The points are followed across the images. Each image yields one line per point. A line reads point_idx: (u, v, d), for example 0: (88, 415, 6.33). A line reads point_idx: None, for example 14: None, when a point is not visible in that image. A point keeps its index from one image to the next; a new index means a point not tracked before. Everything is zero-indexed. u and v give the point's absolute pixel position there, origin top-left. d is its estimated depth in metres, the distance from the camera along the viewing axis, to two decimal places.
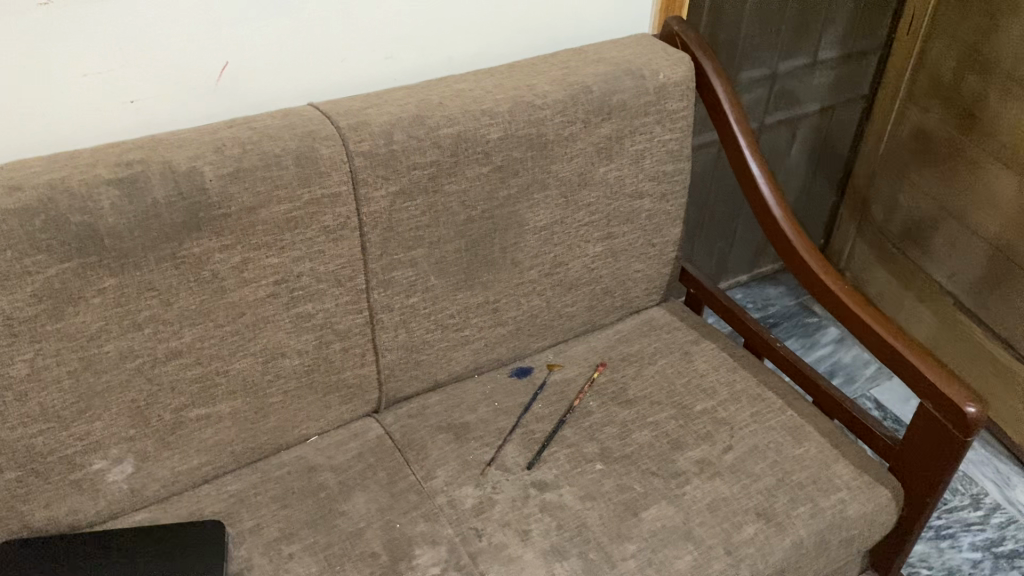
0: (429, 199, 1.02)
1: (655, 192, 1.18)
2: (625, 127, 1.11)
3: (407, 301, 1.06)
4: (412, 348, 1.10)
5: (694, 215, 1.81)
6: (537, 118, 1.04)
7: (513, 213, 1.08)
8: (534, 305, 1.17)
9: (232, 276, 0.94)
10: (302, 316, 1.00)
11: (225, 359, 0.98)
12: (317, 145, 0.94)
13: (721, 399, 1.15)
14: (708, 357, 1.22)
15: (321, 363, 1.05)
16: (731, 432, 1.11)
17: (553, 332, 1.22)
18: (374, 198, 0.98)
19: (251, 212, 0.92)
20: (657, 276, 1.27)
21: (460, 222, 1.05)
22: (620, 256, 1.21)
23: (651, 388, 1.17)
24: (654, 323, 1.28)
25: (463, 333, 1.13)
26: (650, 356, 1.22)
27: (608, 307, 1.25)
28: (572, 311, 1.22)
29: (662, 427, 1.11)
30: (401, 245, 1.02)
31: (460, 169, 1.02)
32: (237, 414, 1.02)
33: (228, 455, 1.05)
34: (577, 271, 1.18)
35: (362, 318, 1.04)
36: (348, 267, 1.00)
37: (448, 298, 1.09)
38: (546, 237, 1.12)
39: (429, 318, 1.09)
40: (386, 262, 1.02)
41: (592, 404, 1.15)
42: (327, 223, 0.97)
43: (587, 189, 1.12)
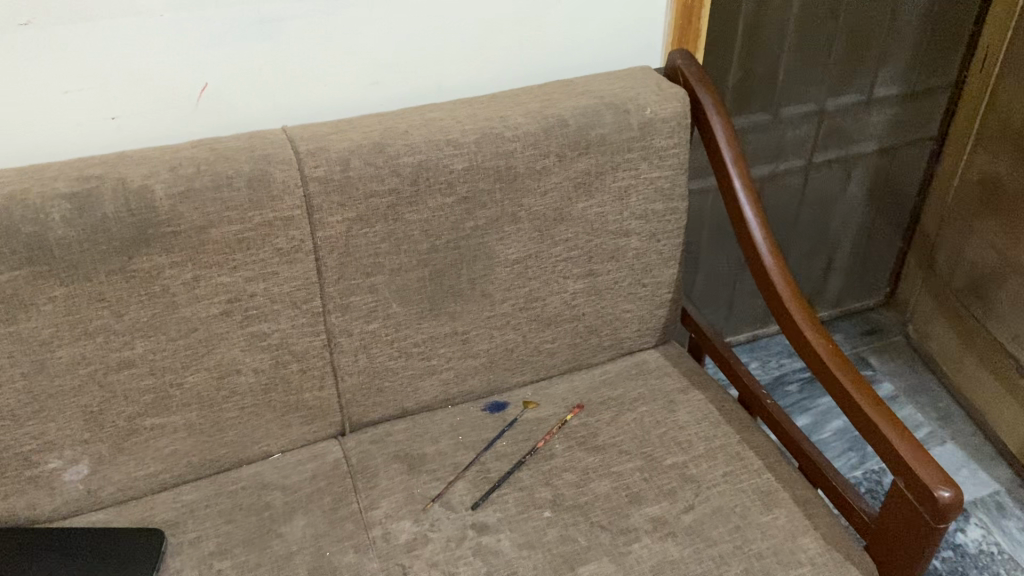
0: (388, 226, 1.01)
1: (643, 231, 1.14)
2: (605, 162, 1.07)
3: (367, 327, 1.06)
4: (374, 374, 1.09)
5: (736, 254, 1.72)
6: (505, 150, 1.02)
7: (482, 245, 1.06)
8: (508, 339, 1.14)
9: (183, 291, 0.96)
10: (257, 335, 1.01)
11: (179, 372, 1.00)
12: (272, 169, 0.95)
13: (695, 454, 1.09)
14: (693, 407, 1.15)
15: (279, 383, 1.05)
16: (696, 491, 1.04)
17: (533, 368, 1.19)
18: (329, 223, 0.98)
19: (201, 231, 0.94)
20: (650, 317, 1.22)
21: (422, 251, 1.03)
22: (604, 295, 1.16)
23: (623, 436, 1.12)
24: (644, 367, 1.22)
25: (430, 362, 1.11)
26: (630, 402, 1.17)
27: (594, 347, 1.21)
28: (553, 348, 1.18)
29: (625, 477, 1.06)
30: (359, 271, 1.02)
31: (421, 199, 1.01)
32: (192, 426, 1.04)
33: (185, 465, 1.07)
34: (556, 308, 1.14)
35: (320, 340, 1.04)
36: (303, 290, 1.01)
37: (412, 326, 1.08)
38: (519, 270, 1.09)
39: (392, 345, 1.08)
40: (343, 288, 1.02)
41: (558, 446, 1.10)
42: (280, 245, 0.97)
43: (564, 224, 1.09)
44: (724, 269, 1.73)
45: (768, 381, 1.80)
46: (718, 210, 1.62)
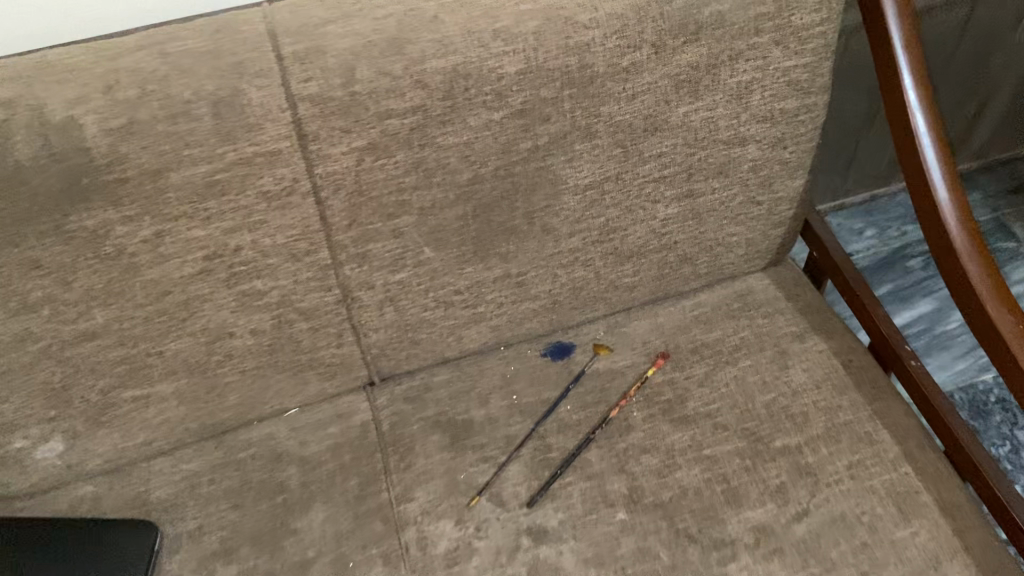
0: (414, 154, 0.73)
1: (765, 138, 0.83)
2: (719, 51, 0.75)
3: (393, 277, 0.81)
4: (405, 327, 0.86)
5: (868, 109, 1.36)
6: (579, 42, 0.71)
7: (543, 169, 0.78)
8: (577, 277, 0.89)
9: (144, 251, 0.72)
10: (251, 294, 0.78)
11: (157, 340, 0.79)
12: (244, 86, 0.67)
13: (812, 436, 0.85)
14: (813, 364, 0.90)
15: (286, 343, 0.83)
16: (812, 489, 0.82)
17: (607, 303, 0.95)
18: (332, 156, 0.71)
19: (155, 177, 0.68)
20: (763, 240, 0.94)
21: (461, 182, 0.76)
22: (704, 219, 0.88)
23: (719, 402, 0.88)
24: (749, 300, 0.96)
25: (477, 308, 0.87)
26: (730, 352, 0.92)
27: (688, 276, 0.95)
28: (634, 282, 0.93)
29: (720, 465, 0.84)
30: (378, 212, 0.76)
31: (459, 115, 0.72)
32: (184, 394, 0.84)
33: (182, 431, 0.88)
34: (640, 238, 0.88)
35: (332, 295, 0.81)
36: (305, 240, 0.76)
37: (453, 272, 0.83)
38: (593, 198, 0.82)
39: (426, 294, 0.84)
40: (358, 234, 0.77)
41: (636, 415, 0.88)
42: (266, 188, 0.71)
43: (657, 135, 0.79)
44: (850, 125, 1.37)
45: (885, 255, 1.50)
46: (852, 55, 1.26)
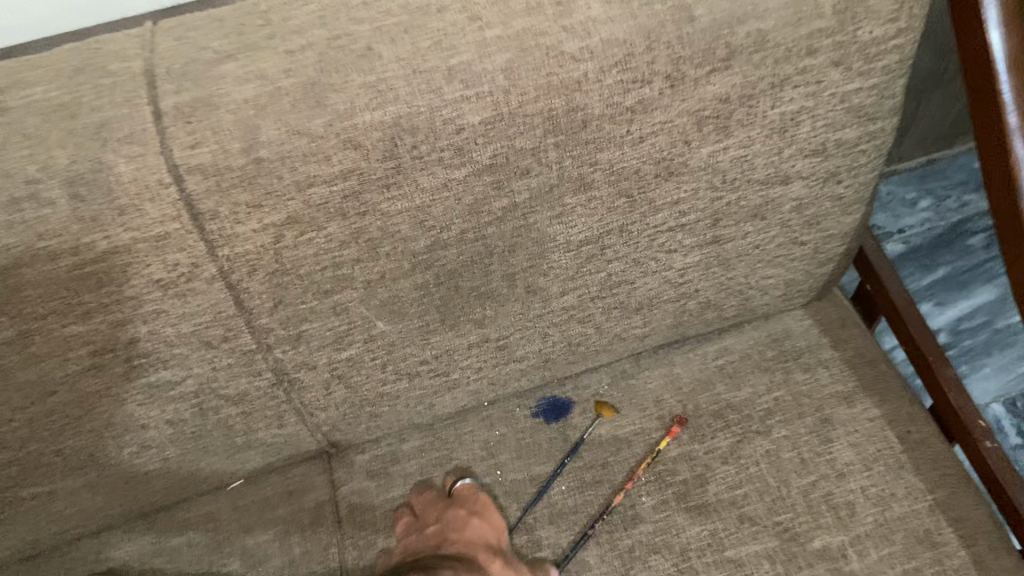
0: (352, 224, 0.56)
1: (813, 172, 0.65)
2: (757, 78, 0.56)
3: (339, 355, 0.65)
4: (361, 402, 0.71)
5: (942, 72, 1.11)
6: (567, 79, 0.52)
7: (525, 228, 0.61)
8: (573, 335, 0.73)
9: (11, 352, 0.56)
10: (160, 385, 0.63)
11: (50, 440, 0.64)
12: (111, 156, 0.50)
13: (859, 534, 0.70)
14: (862, 437, 0.74)
15: (215, 429, 0.68)
16: None
17: (612, 355, 0.78)
18: (241, 234, 0.54)
19: (5, 274, 0.52)
20: (805, 280, 0.76)
21: (417, 250, 0.59)
22: (733, 264, 0.71)
23: (745, 486, 0.73)
24: (785, 347, 0.80)
25: (450, 376, 0.72)
26: (760, 417, 0.76)
27: (711, 322, 0.78)
28: (644, 333, 0.76)
29: (746, 571, 0.69)
30: (311, 291, 0.59)
31: (408, 176, 0.54)
32: (97, 486, 0.70)
33: (104, 518, 0.74)
34: (652, 289, 0.70)
35: (264, 380, 0.65)
36: (219, 327, 0.59)
37: (416, 344, 0.67)
38: (591, 254, 0.65)
39: (385, 369, 0.68)
40: (287, 316, 0.60)
41: (644, 500, 0.73)
42: (157, 275, 0.55)
43: (674, 180, 0.61)
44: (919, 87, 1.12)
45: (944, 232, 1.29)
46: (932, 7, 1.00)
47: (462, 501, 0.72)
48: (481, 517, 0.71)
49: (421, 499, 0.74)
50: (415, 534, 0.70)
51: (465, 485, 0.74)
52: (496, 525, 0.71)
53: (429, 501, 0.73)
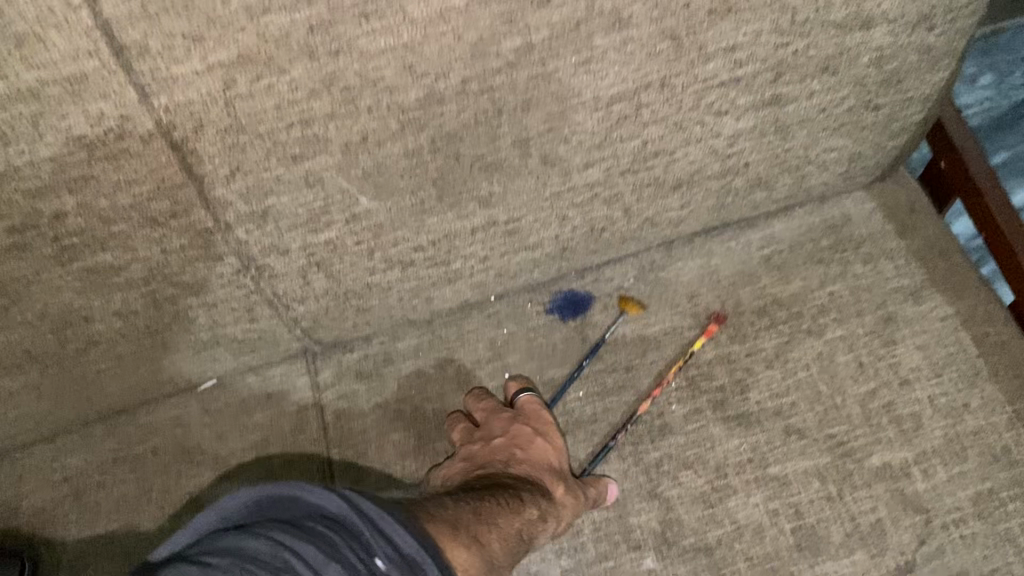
0: (323, 68, 0.44)
1: (904, 14, 0.52)
2: None
3: (316, 238, 0.54)
4: (346, 294, 0.60)
5: None
6: None
7: (543, 79, 0.48)
8: (597, 216, 0.61)
9: None
10: (100, 271, 0.52)
11: None
12: None
13: (925, 451, 0.60)
14: (931, 339, 0.64)
15: (174, 323, 0.58)
16: (921, 534, 0.58)
17: (640, 242, 0.67)
18: (180, 77, 0.42)
19: None
20: (872, 155, 0.64)
21: (407, 105, 0.47)
22: (792, 132, 0.59)
23: (792, 393, 0.63)
24: (843, 234, 0.68)
25: (451, 264, 0.61)
26: (811, 315, 0.66)
27: (757, 203, 0.66)
28: (680, 217, 0.65)
29: (792, 490, 0.60)
30: (276, 156, 0.48)
31: (393, 3, 0.42)
32: (43, 387, 0.61)
33: (58, 421, 0.65)
34: (693, 163, 0.59)
35: (227, 266, 0.54)
36: (165, 200, 0.48)
37: (409, 224, 0.56)
38: (624, 115, 0.53)
39: (373, 254, 0.57)
40: (249, 187, 0.49)
41: (675, 409, 0.64)
42: (77, 131, 0.43)
43: (732, 19, 0.48)
44: None
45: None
46: None
47: (526, 412, 0.62)
48: (546, 435, 0.61)
49: (480, 408, 0.63)
50: (470, 444, 0.60)
51: (531, 397, 0.63)
52: (559, 447, 0.60)
53: (490, 412, 0.62)
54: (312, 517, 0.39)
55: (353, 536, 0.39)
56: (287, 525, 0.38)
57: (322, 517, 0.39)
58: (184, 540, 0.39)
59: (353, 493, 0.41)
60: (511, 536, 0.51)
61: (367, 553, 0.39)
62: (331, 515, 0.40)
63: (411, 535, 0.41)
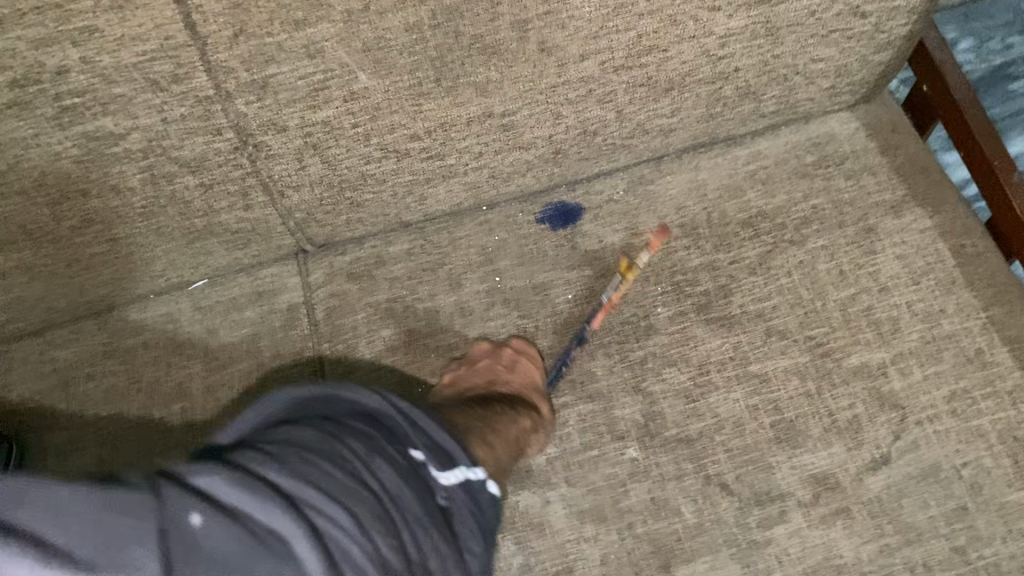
0: None
1: None
2: None
3: (313, 116, 0.55)
4: (341, 184, 0.61)
5: None
6: None
7: None
8: (590, 116, 0.62)
9: None
10: (99, 138, 0.53)
11: None
12: None
13: (902, 352, 0.62)
14: (911, 249, 0.65)
15: (170, 205, 0.59)
16: (897, 428, 0.60)
17: (631, 151, 0.68)
18: None
19: None
20: (858, 69, 0.66)
21: None
22: (783, 35, 0.60)
23: (775, 299, 0.64)
24: (828, 151, 0.70)
25: (444, 159, 0.62)
26: (796, 227, 0.67)
27: (745, 116, 0.68)
28: (670, 125, 0.66)
29: (772, 388, 0.62)
30: (278, 18, 0.48)
31: None
32: (34, 268, 0.61)
33: (48, 311, 0.66)
34: (685, 63, 0.60)
35: (225, 141, 0.55)
36: (166, 60, 0.49)
37: (405, 109, 0.57)
38: (621, 1, 0.54)
39: (369, 140, 0.58)
40: (251, 52, 0.50)
41: (660, 313, 0.65)
42: None
43: None
44: None
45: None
46: None
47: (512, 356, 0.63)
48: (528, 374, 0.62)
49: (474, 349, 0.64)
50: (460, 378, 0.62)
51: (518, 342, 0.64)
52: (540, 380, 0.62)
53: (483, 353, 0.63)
54: (352, 415, 0.41)
55: (392, 433, 0.41)
56: (330, 421, 0.40)
57: (362, 415, 0.41)
58: (229, 438, 0.40)
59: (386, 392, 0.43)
60: (506, 445, 0.55)
61: (404, 444, 0.41)
62: (368, 412, 0.42)
63: (442, 429, 0.44)
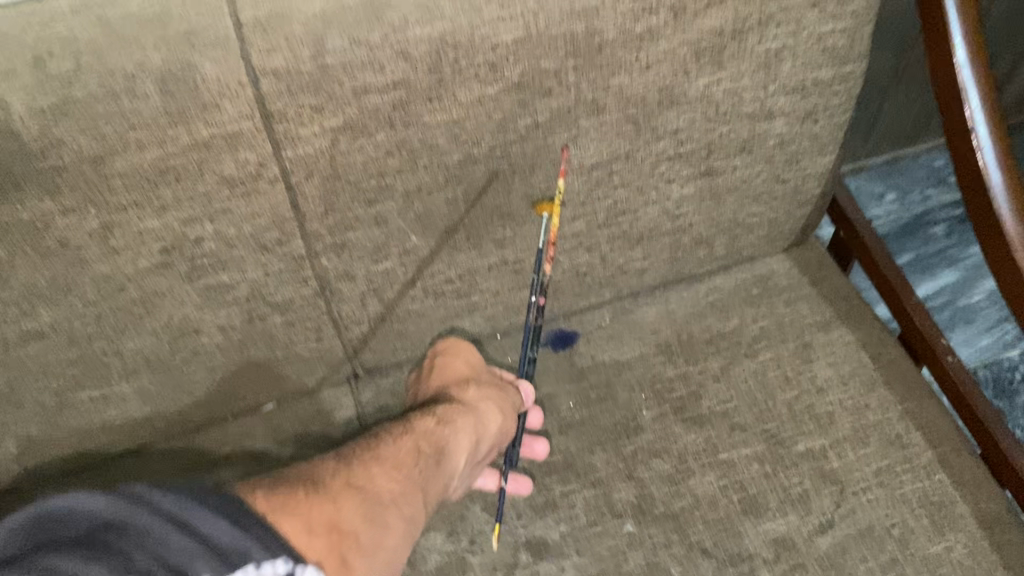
0: (398, 134, 0.64)
1: (796, 110, 0.74)
2: (747, 15, 0.65)
3: (375, 268, 0.73)
4: (391, 319, 0.78)
5: (907, 65, 1.21)
6: (586, 7, 0.61)
7: (544, 147, 0.69)
8: (582, 262, 0.81)
9: (92, 244, 0.64)
10: (216, 288, 0.70)
11: (113, 339, 0.71)
12: (197, 57, 0.57)
13: (838, 438, 0.78)
14: (839, 358, 0.83)
15: (259, 339, 0.76)
16: (838, 499, 0.75)
17: (615, 289, 0.86)
18: (304, 136, 0.62)
19: (98, 162, 0.59)
20: (785, 221, 0.86)
21: (451, 163, 0.67)
22: (725, 198, 0.80)
23: (736, 401, 0.81)
24: (770, 285, 0.88)
25: (470, 298, 0.80)
26: (749, 344, 0.84)
27: (702, 259, 0.87)
28: (644, 268, 0.85)
29: (738, 471, 0.77)
30: (356, 198, 0.67)
31: (448, 90, 0.63)
32: (147, 393, 0.77)
33: (148, 431, 0.81)
34: (651, 221, 0.79)
35: (308, 288, 0.72)
36: (274, 230, 0.67)
37: (443, 260, 0.75)
38: (602, 178, 0.73)
39: (414, 285, 0.76)
40: (334, 222, 0.68)
41: (645, 415, 0.81)
42: (228, 172, 0.62)
43: (673, 109, 0.70)
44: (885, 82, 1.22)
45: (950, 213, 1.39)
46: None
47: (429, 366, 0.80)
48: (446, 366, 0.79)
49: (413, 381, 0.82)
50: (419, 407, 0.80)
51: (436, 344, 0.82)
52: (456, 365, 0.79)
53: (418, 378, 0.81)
54: (99, 529, 0.43)
55: (148, 536, 0.43)
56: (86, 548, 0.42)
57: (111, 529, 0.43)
58: None
59: (138, 492, 0.45)
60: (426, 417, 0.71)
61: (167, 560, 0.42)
62: (117, 526, 0.43)
63: (225, 524, 0.45)
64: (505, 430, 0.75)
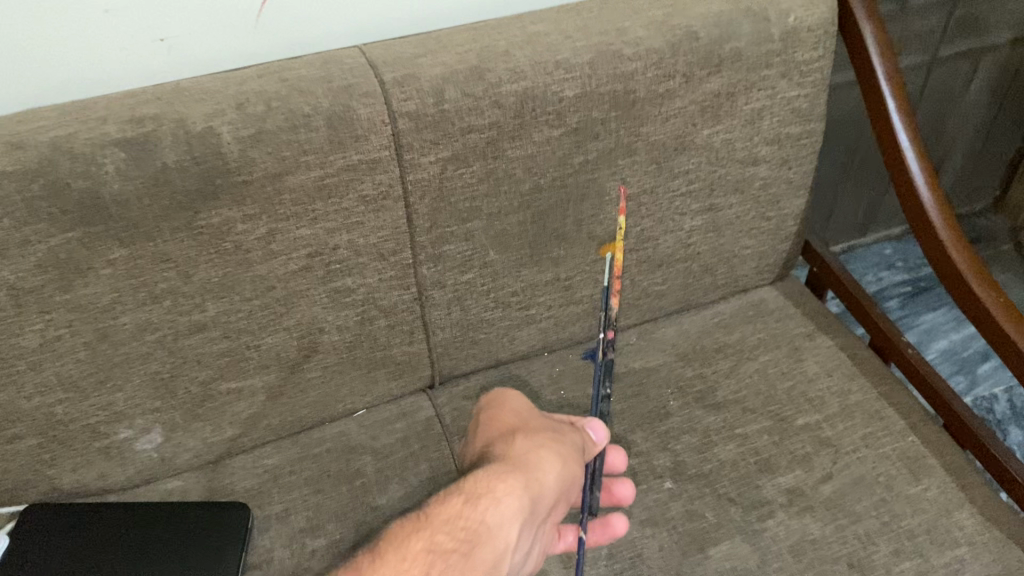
0: (488, 165, 0.86)
1: (775, 158, 0.99)
2: (737, 81, 0.90)
3: (461, 278, 0.94)
4: (467, 326, 0.98)
5: (851, 162, 1.51)
6: (624, 72, 0.86)
7: (591, 181, 0.92)
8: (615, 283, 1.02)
9: (257, 248, 0.83)
10: (341, 291, 0.90)
11: (256, 334, 0.89)
12: (354, 104, 0.80)
13: (828, 414, 0.97)
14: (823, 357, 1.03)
15: (365, 340, 0.95)
16: (834, 457, 0.93)
17: (639, 311, 1.07)
18: (422, 164, 0.84)
19: (276, 179, 0.80)
20: (770, 255, 1.09)
21: (524, 191, 0.90)
22: (724, 231, 1.03)
23: (745, 391, 1.00)
24: (761, 308, 1.10)
25: (528, 310, 1.00)
26: (750, 350, 1.05)
27: (707, 287, 1.09)
28: (663, 292, 1.06)
29: (751, 440, 0.95)
30: (454, 216, 0.89)
31: (526, 132, 0.86)
32: (272, 388, 0.94)
33: (265, 428, 0.98)
34: (668, 248, 1.01)
35: (409, 294, 0.93)
36: (391, 241, 0.88)
37: (511, 274, 0.96)
38: (633, 208, 0.96)
39: (488, 295, 0.97)
40: (435, 236, 0.90)
41: (672, 404, 0.99)
42: (365, 191, 0.84)
43: (686, 154, 0.94)
44: (833, 175, 1.51)
45: (902, 290, 1.63)
46: (842, 105, 1.38)
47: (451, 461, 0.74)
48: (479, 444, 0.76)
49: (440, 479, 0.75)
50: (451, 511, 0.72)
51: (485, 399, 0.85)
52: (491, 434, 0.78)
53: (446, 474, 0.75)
54: None
55: None
56: None
57: None
58: None
59: None
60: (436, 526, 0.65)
61: None
62: None
63: None
64: (565, 472, 0.73)
